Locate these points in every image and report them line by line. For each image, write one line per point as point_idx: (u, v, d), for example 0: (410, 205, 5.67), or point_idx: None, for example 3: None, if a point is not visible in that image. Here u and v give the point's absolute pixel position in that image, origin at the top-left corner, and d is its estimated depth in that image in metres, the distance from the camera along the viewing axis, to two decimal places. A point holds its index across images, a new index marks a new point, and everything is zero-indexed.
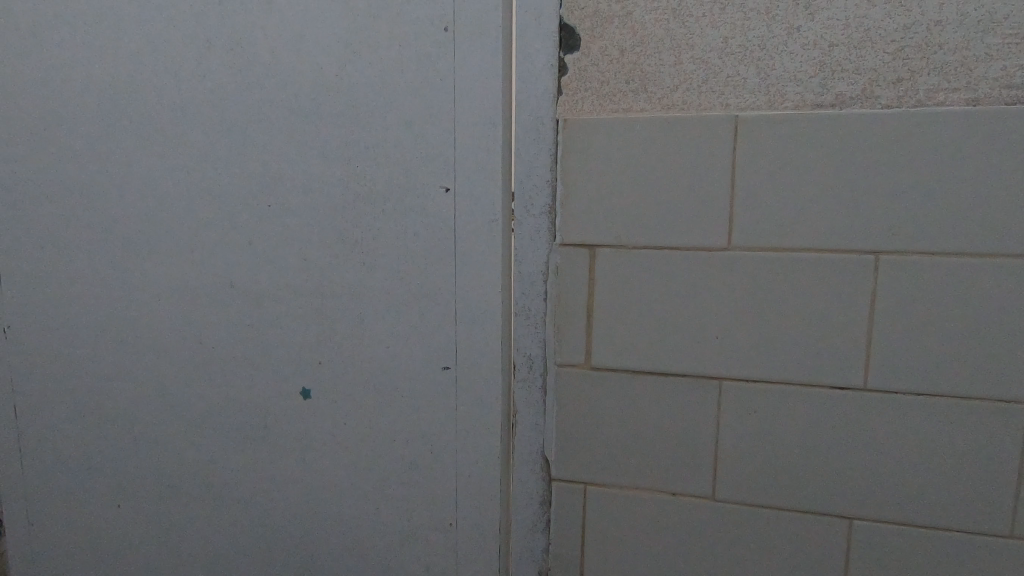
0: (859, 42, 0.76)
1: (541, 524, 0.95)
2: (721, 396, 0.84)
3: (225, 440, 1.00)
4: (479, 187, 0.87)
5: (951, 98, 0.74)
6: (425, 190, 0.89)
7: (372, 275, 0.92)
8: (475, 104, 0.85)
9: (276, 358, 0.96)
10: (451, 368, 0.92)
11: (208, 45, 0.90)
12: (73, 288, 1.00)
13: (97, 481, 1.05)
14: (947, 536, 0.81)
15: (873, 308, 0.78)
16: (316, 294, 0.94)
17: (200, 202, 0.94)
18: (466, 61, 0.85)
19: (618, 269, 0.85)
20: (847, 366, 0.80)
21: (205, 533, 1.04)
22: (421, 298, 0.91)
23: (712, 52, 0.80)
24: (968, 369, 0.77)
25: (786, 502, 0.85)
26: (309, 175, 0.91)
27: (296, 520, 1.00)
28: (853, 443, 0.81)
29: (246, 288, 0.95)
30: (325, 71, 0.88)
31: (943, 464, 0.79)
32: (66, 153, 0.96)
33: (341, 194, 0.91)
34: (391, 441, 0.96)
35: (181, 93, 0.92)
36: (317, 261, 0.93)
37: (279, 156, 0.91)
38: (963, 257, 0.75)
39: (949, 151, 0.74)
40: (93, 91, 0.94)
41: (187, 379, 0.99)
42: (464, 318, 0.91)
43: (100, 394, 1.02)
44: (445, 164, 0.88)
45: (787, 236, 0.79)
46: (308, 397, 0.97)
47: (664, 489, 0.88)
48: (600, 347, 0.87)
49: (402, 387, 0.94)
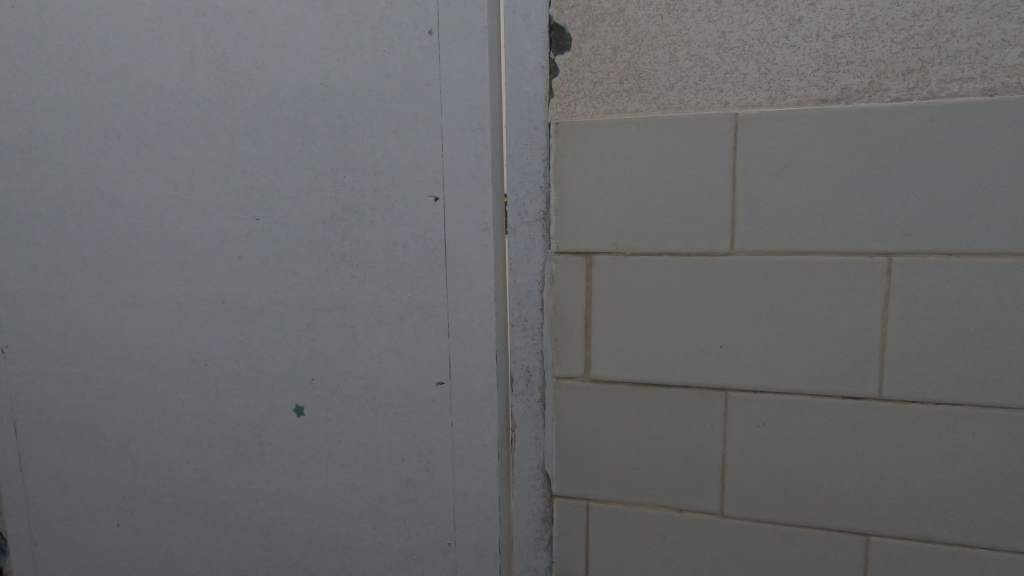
0: (866, 33, 0.71)
1: (543, 542, 0.91)
2: (728, 407, 0.80)
3: (221, 459, 0.98)
4: (469, 195, 0.84)
5: (966, 88, 0.69)
6: (413, 200, 0.86)
7: (364, 289, 0.90)
8: (462, 110, 0.82)
9: (267, 374, 0.94)
10: (445, 383, 0.89)
11: (191, 57, 0.88)
12: (67, 308, 0.99)
13: (96, 501, 1.04)
14: (972, 553, 0.76)
15: (887, 312, 0.74)
16: (307, 308, 0.92)
17: (189, 218, 0.92)
18: (453, 67, 0.82)
19: (616, 277, 0.82)
20: (860, 374, 0.76)
21: (204, 553, 1.02)
22: (415, 310, 0.89)
23: (709, 48, 0.76)
24: (991, 376, 0.72)
25: (799, 518, 0.81)
26: (296, 188, 0.89)
27: (294, 539, 0.98)
28: (868, 455, 0.77)
29: (237, 304, 0.93)
30: (309, 80, 0.86)
31: (969, 478, 0.74)
32: (56, 169, 0.95)
33: (329, 206, 0.88)
34: (387, 458, 0.93)
35: (167, 107, 0.90)
36: (306, 274, 0.91)
37: (266, 168, 0.89)
38: (984, 257, 0.70)
39: (966, 147, 0.69)
40: (81, 108, 0.93)
41: (183, 397, 0.98)
42: (458, 331, 0.88)
43: (96, 414, 1.01)
44: (434, 172, 0.85)
45: (794, 238, 0.75)
46: (301, 414, 0.95)
47: (670, 505, 0.85)
48: (599, 357, 0.84)
49: (396, 402, 0.92)
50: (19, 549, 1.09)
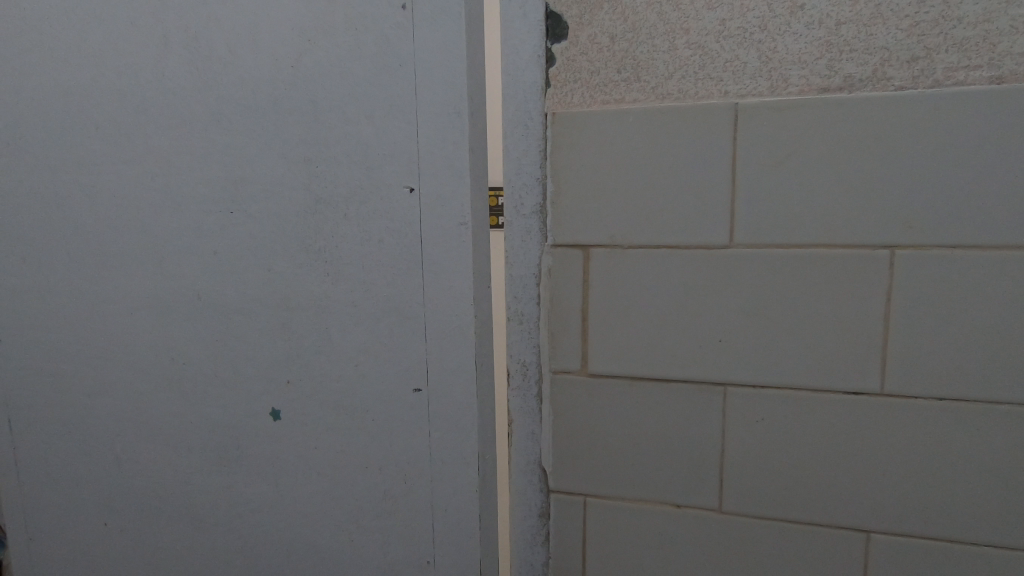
0: (870, 19, 0.69)
1: (540, 537, 0.91)
2: (727, 403, 0.79)
3: (207, 455, 0.97)
4: (446, 186, 0.83)
5: (972, 76, 0.67)
6: (388, 192, 0.84)
7: (339, 286, 0.88)
8: (439, 94, 0.80)
9: (247, 368, 0.93)
10: (423, 390, 0.88)
11: (166, 43, 0.87)
12: (50, 299, 0.98)
13: (84, 496, 1.04)
14: (973, 550, 0.75)
15: (889, 306, 0.72)
16: (283, 306, 0.90)
17: (166, 210, 0.91)
18: (434, 53, 0.80)
19: (613, 270, 0.80)
20: (861, 369, 0.75)
21: (191, 550, 1.01)
22: (399, 304, 0.87)
23: (709, 37, 0.74)
24: (995, 371, 0.71)
25: (799, 514, 0.80)
26: (278, 179, 0.87)
27: (282, 537, 0.97)
28: (869, 451, 0.76)
29: (220, 298, 0.92)
30: (282, 63, 0.84)
31: (971, 475, 0.73)
32: (36, 158, 0.94)
33: (312, 197, 0.87)
34: (373, 456, 0.92)
35: (142, 95, 0.89)
36: (283, 270, 0.89)
37: (241, 157, 0.88)
38: (989, 250, 0.69)
39: (971, 138, 0.68)
40: (59, 98, 0.92)
41: (168, 391, 0.97)
42: (440, 325, 0.86)
43: (82, 409, 1.00)
44: (410, 162, 0.83)
45: (795, 230, 0.74)
46: (279, 417, 0.94)
47: (668, 501, 0.84)
48: (596, 352, 0.83)
49: (376, 398, 0.90)
50: (10, 544, 1.09)
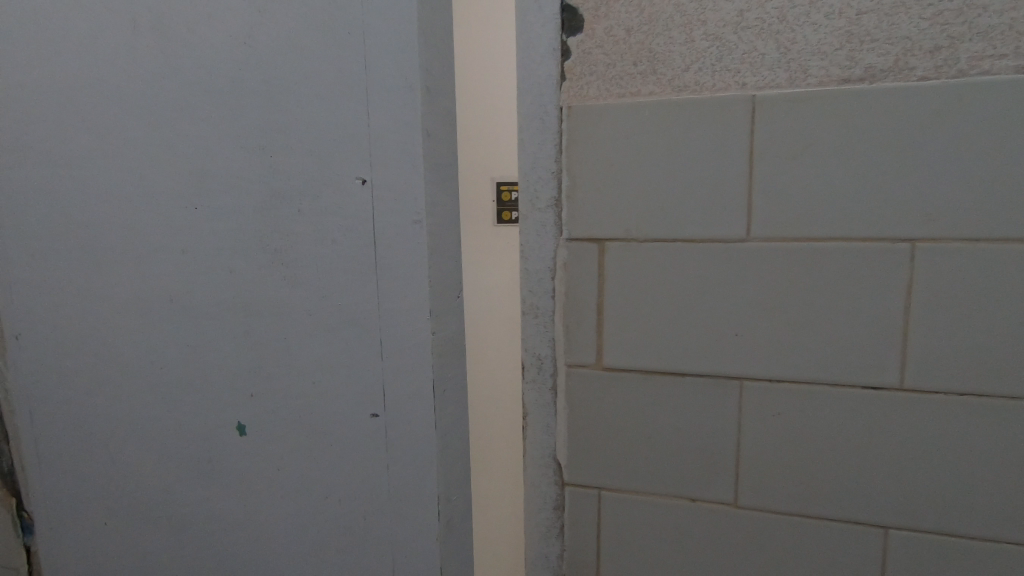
0: (892, 8, 0.68)
1: (555, 529, 0.91)
2: (743, 396, 0.79)
3: (201, 455, 0.95)
4: (399, 176, 0.80)
5: (997, 66, 0.66)
6: (339, 184, 0.81)
7: (295, 290, 0.86)
8: (390, 74, 0.77)
9: (211, 365, 0.92)
10: (380, 416, 0.87)
11: (135, 25, 0.84)
12: (48, 293, 0.97)
13: (84, 493, 1.03)
14: (995, 547, 0.73)
15: (910, 300, 0.71)
16: (242, 309, 0.89)
17: (143, 204, 0.89)
18: (403, 40, 0.76)
19: (628, 263, 0.80)
20: (880, 363, 0.74)
21: (185, 552, 0.99)
22: (363, 306, 0.85)
23: (726, 28, 0.74)
24: (1019, 366, 0.69)
25: (816, 509, 0.79)
26: (235, 169, 0.84)
27: (274, 542, 0.94)
28: (888, 446, 0.75)
29: (193, 296, 0.90)
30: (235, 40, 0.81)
31: (993, 471, 0.72)
32: (29, 150, 0.93)
33: (271, 189, 0.83)
34: (347, 465, 0.90)
35: (115, 84, 0.87)
36: (244, 270, 0.87)
37: (201, 144, 0.85)
38: (1013, 243, 0.67)
39: (995, 128, 0.66)
40: (49, 89, 0.90)
41: (159, 389, 0.95)
42: (411, 329, 0.84)
43: (82, 404, 1.00)
44: (362, 153, 0.80)
45: (813, 223, 0.73)
46: (245, 433, 0.92)
47: (683, 495, 0.84)
48: (611, 345, 0.83)
49: (340, 401, 0.88)
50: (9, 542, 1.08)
